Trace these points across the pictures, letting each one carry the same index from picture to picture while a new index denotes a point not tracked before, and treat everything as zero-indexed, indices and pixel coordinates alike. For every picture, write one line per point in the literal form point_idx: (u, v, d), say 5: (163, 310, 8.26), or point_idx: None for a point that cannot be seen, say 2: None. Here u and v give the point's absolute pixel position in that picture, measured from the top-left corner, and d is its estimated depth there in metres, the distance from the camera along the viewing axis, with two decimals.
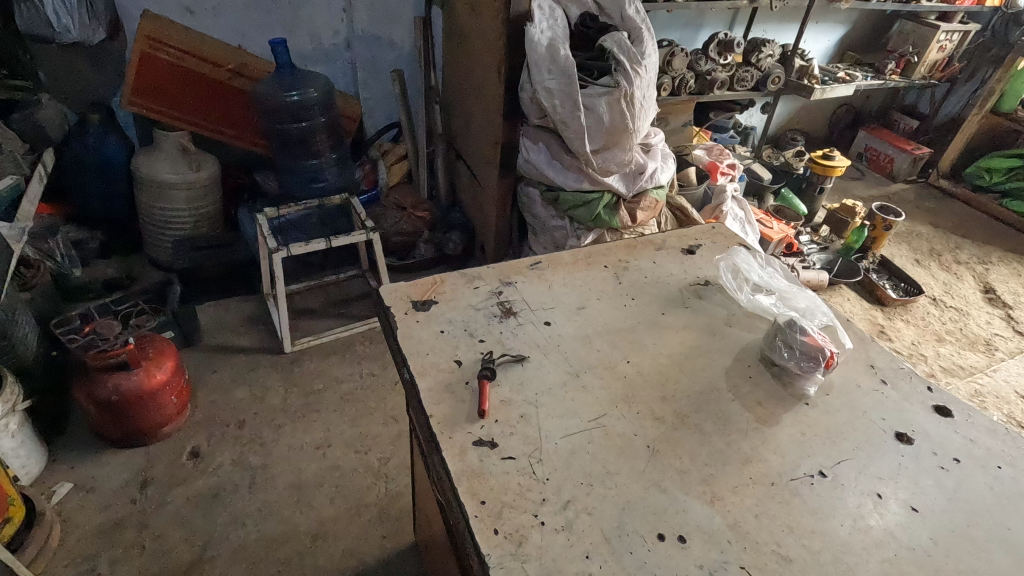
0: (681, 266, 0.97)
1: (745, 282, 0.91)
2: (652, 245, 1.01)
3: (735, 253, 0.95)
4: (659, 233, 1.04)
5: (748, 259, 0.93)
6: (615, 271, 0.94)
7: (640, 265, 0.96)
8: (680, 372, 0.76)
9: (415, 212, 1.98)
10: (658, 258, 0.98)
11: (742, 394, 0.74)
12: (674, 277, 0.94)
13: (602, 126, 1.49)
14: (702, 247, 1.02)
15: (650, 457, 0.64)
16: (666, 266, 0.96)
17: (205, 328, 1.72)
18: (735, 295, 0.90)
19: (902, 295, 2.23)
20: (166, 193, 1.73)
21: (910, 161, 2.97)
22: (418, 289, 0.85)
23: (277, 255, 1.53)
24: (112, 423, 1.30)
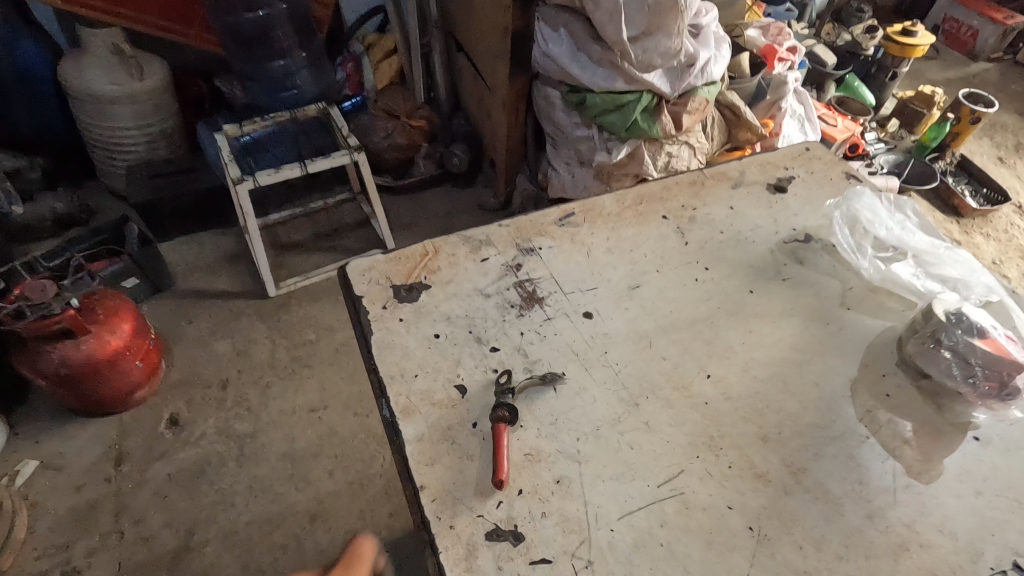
0: (767, 213, 0.69)
1: (866, 239, 0.63)
2: (725, 181, 0.73)
3: (854, 197, 0.66)
4: (735, 163, 0.76)
5: (874, 205, 0.65)
6: (678, 224, 0.67)
7: (712, 213, 0.69)
8: (787, 392, 0.53)
9: (410, 121, 1.66)
10: (735, 203, 0.71)
11: (876, 429, 0.51)
12: (761, 232, 0.67)
13: (644, 4, 1.15)
14: (794, 180, 0.74)
15: (757, 551, 0.43)
16: (748, 214, 0.69)
17: (177, 270, 1.50)
18: (853, 261, 0.63)
19: (983, 204, 1.91)
20: (107, 108, 1.43)
21: (999, 34, 2.49)
22: (401, 274, 0.61)
23: (242, 186, 1.27)
24: (70, 397, 1.12)
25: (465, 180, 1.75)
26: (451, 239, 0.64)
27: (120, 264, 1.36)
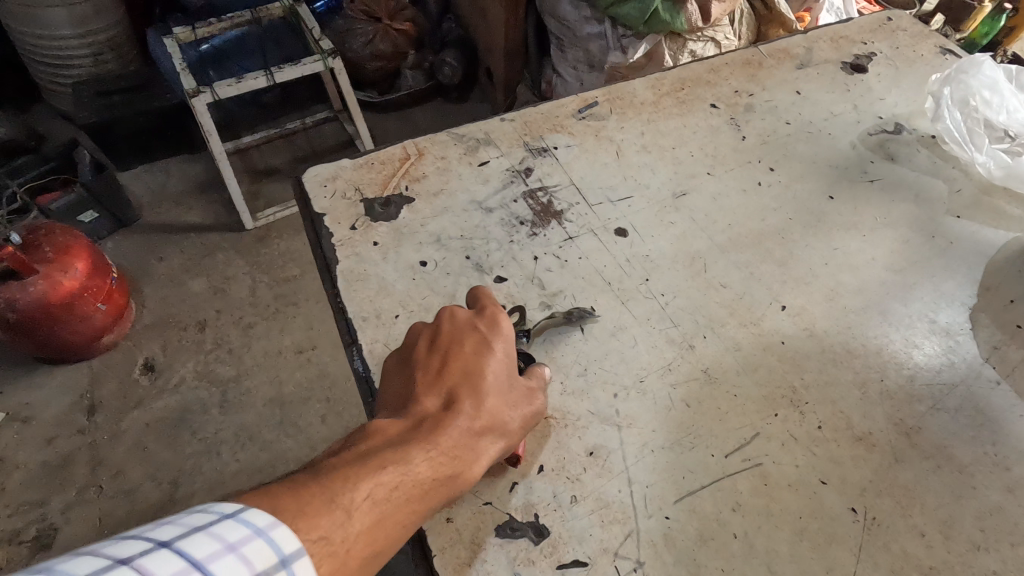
0: (841, 95, 0.66)
1: (982, 124, 0.61)
2: (787, 58, 0.70)
3: (976, 69, 0.62)
4: (801, 37, 0.72)
5: (995, 81, 0.62)
6: (732, 113, 0.64)
7: (771, 97, 0.66)
8: (851, 351, 0.50)
9: (392, 24, 1.45)
10: (803, 86, 0.67)
11: (944, 400, 0.48)
12: (839, 121, 0.64)
13: None
14: (875, 57, 0.70)
15: (861, 527, 0.42)
16: (818, 100, 0.66)
17: (142, 202, 1.35)
18: (961, 152, 0.61)
19: None
20: (38, 12, 1.23)
21: None
22: (377, 178, 0.58)
23: (198, 100, 1.10)
24: (26, 344, 1.01)
25: (458, 93, 1.56)
26: (433, 136, 0.62)
27: (73, 195, 1.20)
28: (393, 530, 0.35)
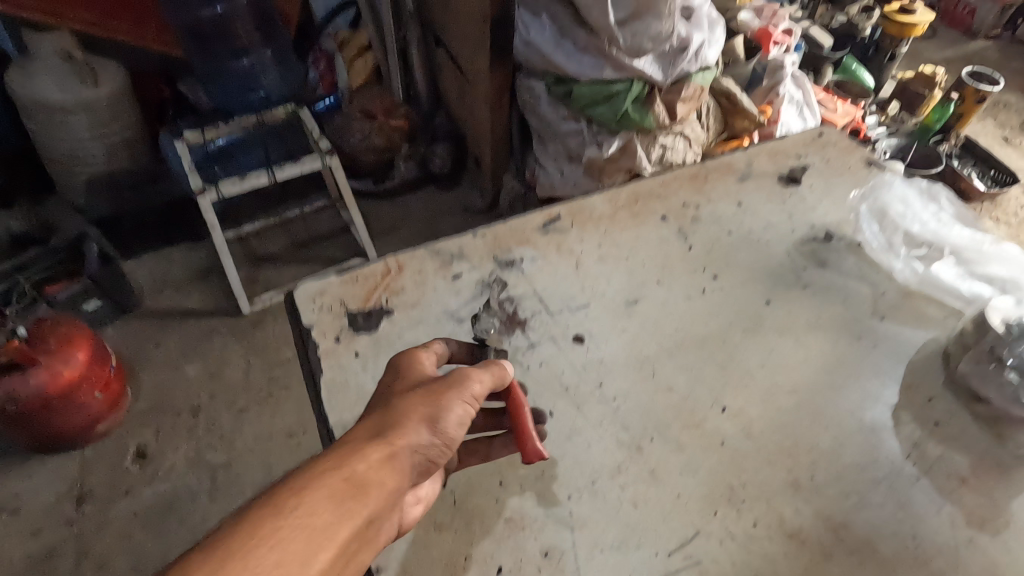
0: (781, 206, 0.74)
1: (896, 236, 0.69)
2: (730, 173, 0.77)
3: (881, 192, 0.71)
4: (743, 153, 0.79)
5: (903, 198, 0.70)
6: (679, 225, 0.72)
7: (716, 209, 0.73)
8: (786, 450, 0.55)
9: (388, 121, 1.56)
10: (744, 198, 0.75)
11: (871, 498, 0.53)
12: (778, 231, 0.71)
13: None
14: (807, 170, 0.78)
15: None
16: (757, 210, 0.73)
17: (144, 289, 1.41)
18: (883, 259, 0.68)
19: (991, 186, 1.83)
20: (59, 119, 1.32)
21: (996, 11, 2.47)
22: (360, 293, 0.64)
23: (205, 199, 1.19)
24: (22, 434, 1.04)
25: (449, 180, 1.66)
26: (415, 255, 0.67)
27: (77, 285, 1.27)
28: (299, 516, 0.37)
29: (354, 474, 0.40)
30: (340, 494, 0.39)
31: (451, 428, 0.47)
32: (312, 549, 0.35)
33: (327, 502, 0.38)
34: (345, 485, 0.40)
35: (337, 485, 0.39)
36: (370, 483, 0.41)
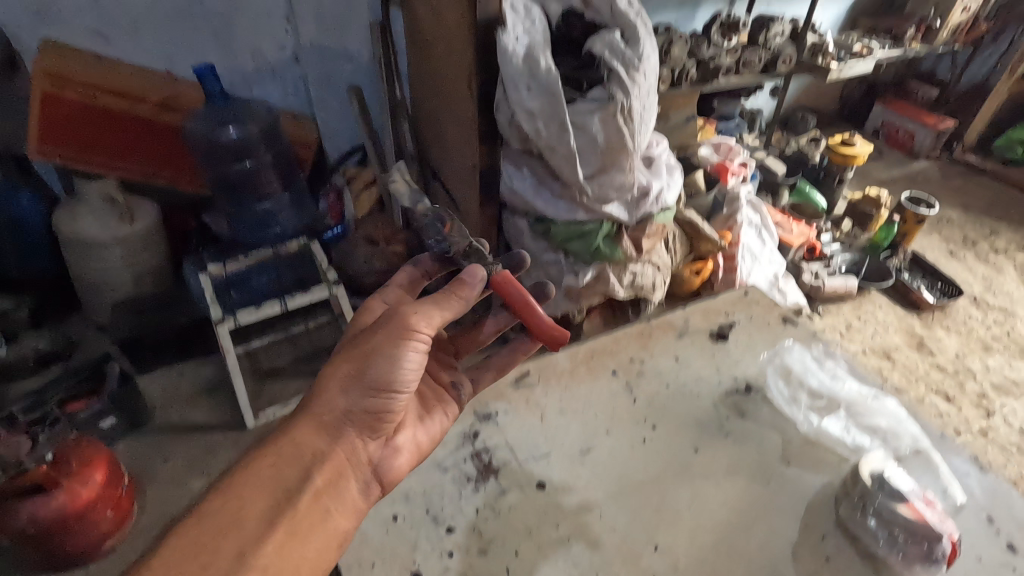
0: (711, 362, 0.99)
1: (797, 389, 0.92)
2: (672, 331, 1.05)
3: (785, 353, 0.97)
4: (683, 315, 1.08)
5: (801, 359, 0.95)
6: (627, 379, 0.97)
7: (657, 366, 0.99)
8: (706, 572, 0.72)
9: (390, 245, 1.72)
10: (681, 355, 1.01)
11: None
12: (705, 388, 0.95)
13: (596, 148, 1.26)
14: (734, 328, 1.06)
15: None
16: (690, 365, 0.99)
17: (156, 404, 1.51)
18: (785, 409, 0.91)
19: (940, 297, 1.99)
20: (97, 251, 1.48)
21: (933, 135, 2.77)
22: (363, 319, 0.91)
23: (223, 327, 1.33)
24: (36, 554, 1.11)
25: None
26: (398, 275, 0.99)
27: (99, 404, 1.36)
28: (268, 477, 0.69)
29: (288, 448, 0.72)
30: (281, 461, 0.70)
31: (377, 379, 0.76)
32: (274, 488, 0.67)
33: (269, 466, 0.69)
34: (286, 453, 0.71)
35: (279, 454, 0.71)
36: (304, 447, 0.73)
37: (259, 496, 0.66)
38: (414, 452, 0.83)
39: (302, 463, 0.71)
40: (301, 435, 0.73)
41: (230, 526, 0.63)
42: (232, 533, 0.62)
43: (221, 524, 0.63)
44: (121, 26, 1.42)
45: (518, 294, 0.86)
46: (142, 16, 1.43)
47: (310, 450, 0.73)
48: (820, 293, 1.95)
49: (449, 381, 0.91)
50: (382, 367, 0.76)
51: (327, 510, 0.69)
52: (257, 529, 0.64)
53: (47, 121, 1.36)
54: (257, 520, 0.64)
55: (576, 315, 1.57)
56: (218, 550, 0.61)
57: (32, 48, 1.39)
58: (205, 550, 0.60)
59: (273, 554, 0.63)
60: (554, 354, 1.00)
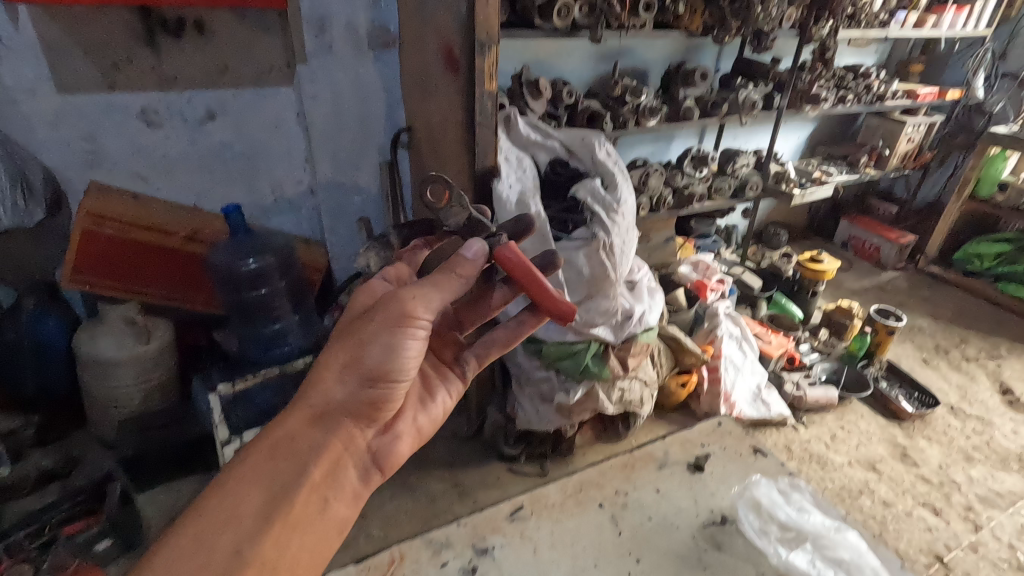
0: (689, 493, 1.07)
1: (769, 521, 0.99)
2: (653, 462, 1.14)
3: (755, 486, 1.05)
4: (662, 445, 1.18)
5: (769, 493, 1.03)
6: (612, 510, 1.04)
7: (640, 497, 1.06)
8: None
9: None
10: (661, 485, 1.09)
11: None
12: (685, 519, 1.02)
13: (582, 279, 1.40)
14: (710, 457, 1.15)
15: None
16: (670, 496, 1.07)
17: (149, 525, 1.51)
18: (760, 542, 0.97)
19: (918, 406, 2.06)
20: (111, 370, 1.55)
21: (897, 248, 2.96)
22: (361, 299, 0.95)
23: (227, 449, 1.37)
24: None
25: None
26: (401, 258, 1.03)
27: (96, 527, 1.36)
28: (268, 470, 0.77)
29: (286, 441, 0.80)
30: (280, 453, 0.79)
31: (375, 368, 0.83)
32: (272, 482, 0.76)
33: (268, 459, 0.78)
34: (284, 445, 0.80)
35: (278, 447, 0.79)
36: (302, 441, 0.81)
37: (260, 487, 0.75)
38: (411, 434, 0.95)
39: (300, 454, 0.80)
40: (297, 428, 0.82)
41: (234, 517, 0.72)
42: (236, 522, 0.71)
43: (226, 516, 0.71)
44: (160, 169, 1.62)
45: (525, 268, 0.90)
46: (177, 161, 1.64)
47: (307, 444, 0.81)
48: (803, 402, 2.01)
49: (452, 357, 1.07)
50: (375, 358, 0.83)
51: (322, 497, 0.80)
52: (260, 518, 0.73)
53: (82, 254, 1.48)
54: (259, 510, 0.73)
55: (567, 429, 1.64)
56: (226, 539, 0.70)
57: (77, 188, 1.55)
58: (213, 541, 0.69)
59: (278, 540, 0.73)
60: (545, 486, 1.07)
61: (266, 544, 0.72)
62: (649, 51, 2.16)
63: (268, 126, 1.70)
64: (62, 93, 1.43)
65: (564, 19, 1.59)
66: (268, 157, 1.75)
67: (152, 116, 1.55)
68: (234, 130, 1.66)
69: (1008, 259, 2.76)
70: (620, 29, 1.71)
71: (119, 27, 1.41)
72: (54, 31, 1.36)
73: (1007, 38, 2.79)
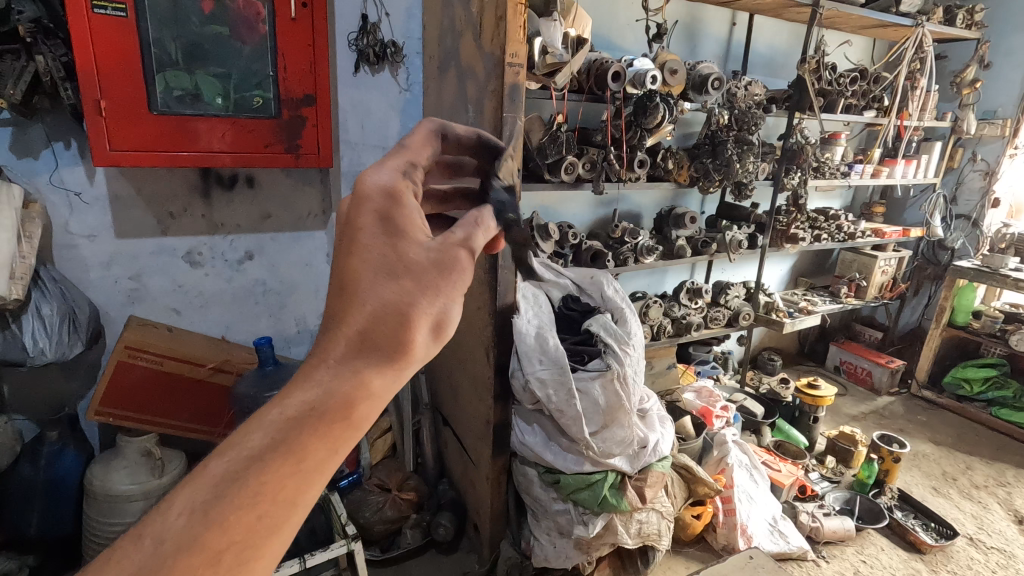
0: None
1: None
2: None
3: None
4: None
5: None
6: None
7: None
8: None
9: (400, 493, 1.80)
10: None
11: None
12: None
13: (599, 409, 1.44)
14: None
15: None
16: None
17: None
18: None
19: (938, 538, 2.02)
20: (118, 504, 1.46)
21: (888, 373, 3.05)
22: (410, 218, 0.58)
23: None
24: None
25: (449, 545, 1.83)
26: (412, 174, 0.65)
27: None
28: (308, 429, 0.43)
29: (355, 386, 0.46)
30: (349, 397, 0.45)
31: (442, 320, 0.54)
32: (322, 442, 0.43)
33: (328, 412, 0.44)
34: (354, 392, 0.46)
35: (342, 389, 0.46)
36: (364, 386, 0.47)
37: (325, 436, 0.43)
38: None
39: (376, 407, 0.47)
40: (369, 370, 0.47)
41: (289, 480, 0.41)
42: (294, 486, 0.42)
43: (274, 474, 0.41)
44: (195, 305, 1.73)
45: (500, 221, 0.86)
46: (214, 298, 1.76)
47: (377, 391, 0.47)
48: (820, 534, 1.97)
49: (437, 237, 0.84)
50: (459, 309, 0.57)
51: None
52: (310, 478, 0.42)
53: (113, 388, 1.49)
54: (318, 469, 0.43)
55: (586, 567, 1.59)
56: (271, 510, 0.41)
57: (116, 322, 1.64)
58: (255, 509, 0.40)
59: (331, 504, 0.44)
60: None
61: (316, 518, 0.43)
62: (641, 198, 2.43)
63: (300, 265, 1.86)
64: (119, 238, 1.57)
65: (569, 175, 1.82)
66: (297, 293, 1.89)
67: (196, 257, 1.69)
68: (269, 268, 1.81)
69: (995, 383, 2.88)
70: (618, 183, 1.95)
71: (180, 182, 1.60)
72: (123, 185, 1.54)
73: (954, 185, 3.16)
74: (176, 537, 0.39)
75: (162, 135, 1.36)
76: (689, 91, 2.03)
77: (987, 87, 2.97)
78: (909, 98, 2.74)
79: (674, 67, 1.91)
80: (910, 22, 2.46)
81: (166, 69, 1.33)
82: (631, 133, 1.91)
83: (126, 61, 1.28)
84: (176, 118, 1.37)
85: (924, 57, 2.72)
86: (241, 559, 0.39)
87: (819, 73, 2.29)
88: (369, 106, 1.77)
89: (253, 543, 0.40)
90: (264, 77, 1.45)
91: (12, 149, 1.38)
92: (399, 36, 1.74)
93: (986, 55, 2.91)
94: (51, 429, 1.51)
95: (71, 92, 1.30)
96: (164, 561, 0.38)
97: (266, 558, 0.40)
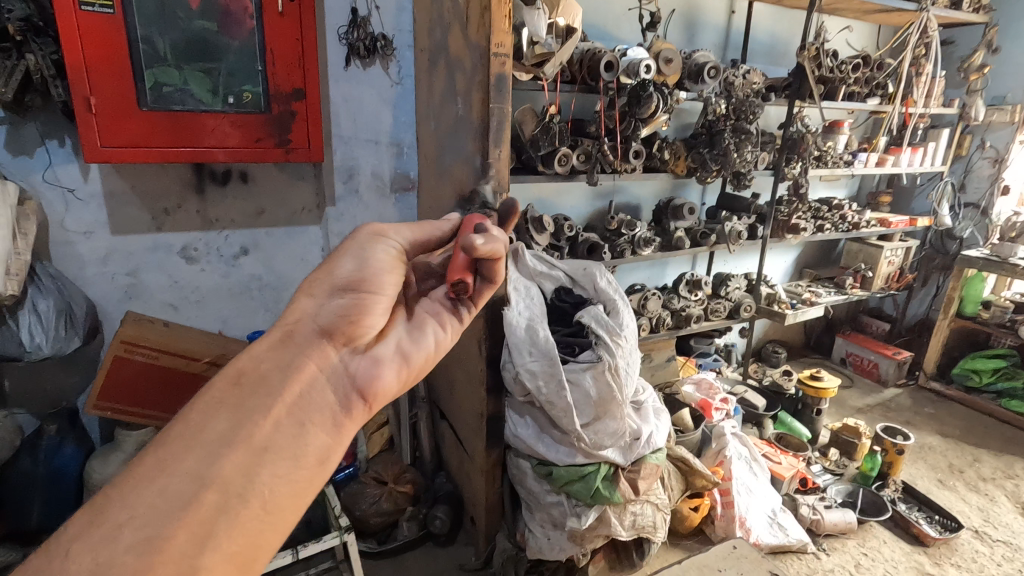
0: None
1: None
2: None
3: None
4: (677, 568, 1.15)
5: None
6: None
7: None
8: None
9: (396, 486, 1.81)
10: None
11: None
12: None
13: (590, 400, 1.44)
14: None
15: None
16: None
17: None
18: None
19: (941, 531, 1.99)
20: None
21: (895, 365, 3.00)
22: None
23: None
24: None
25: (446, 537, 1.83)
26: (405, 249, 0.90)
27: None
28: (201, 408, 0.52)
29: (242, 369, 0.57)
30: (236, 376, 0.56)
31: (348, 276, 0.69)
32: (215, 417, 0.51)
33: (218, 391, 0.54)
34: (242, 373, 0.56)
35: (231, 374, 0.56)
36: (252, 367, 0.57)
37: (225, 412, 0.52)
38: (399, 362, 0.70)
39: (267, 380, 0.56)
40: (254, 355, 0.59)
41: (186, 451, 0.48)
42: (191, 456, 0.48)
43: (173, 450, 0.48)
44: (192, 300, 1.75)
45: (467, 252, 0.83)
46: (210, 294, 1.78)
47: (266, 369, 0.57)
48: (821, 526, 1.95)
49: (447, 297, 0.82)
50: (355, 273, 0.70)
51: (302, 427, 0.55)
52: (217, 451, 0.49)
53: (110, 382, 1.51)
54: (217, 441, 0.50)
55: (580, 560, 1.58)
56: (170, 482, 0.46)
57: (115, 317, 1.67)
58: (156, 483, 0.46)
59: (244, 472, 0.50)
60: None
61: (225, 489, 0.48)
62: (641, 189, 2.41)
63: (295, 260, 1.87)
64: (115, 235, 1.59)
65: (563, 166, 1.80)
66: (292, 288, 1.91)
67: (191, 253, 1.70)
68: (264, 263, 1.82)
69: (1005, 374, 2.83)
70: (613, 174, 1.93)
71: (174, 179, 1.61)
72: (119, 182, 1.55)
73: (963, 173, 3.10)
74: (86, 516, 0.43)
75: (152, 131, 1.37)
76: (685, 80, 2.01)
77: (995, 73, 2.91)
78: (914, 84, 2.70)
79: (669, 56, 1.88)
80: (914, 6, 2.41)
81: (155, 64, 1.34)
82: (625, 124, 1.89)
83: (115, 57, 1.29)
84: (166, 115, 1.38)
85: (928, 42, 2.66)
86: (147, 532, 0.44)
87: (819, 61, 2.24)
88: (361, 101, 1.78)
89: (163, 520, 0.44)
90: (252, 72, 1.45)
91: (8, 147, 1.40)
92: (390, 30, 1.74)
93: (994, 39, 2.85)
94: (50, 422, 1.53)
95: (62, 90, 1.31)
96: (72, 538, 0.42)
97: (173, 533, 0.44)
